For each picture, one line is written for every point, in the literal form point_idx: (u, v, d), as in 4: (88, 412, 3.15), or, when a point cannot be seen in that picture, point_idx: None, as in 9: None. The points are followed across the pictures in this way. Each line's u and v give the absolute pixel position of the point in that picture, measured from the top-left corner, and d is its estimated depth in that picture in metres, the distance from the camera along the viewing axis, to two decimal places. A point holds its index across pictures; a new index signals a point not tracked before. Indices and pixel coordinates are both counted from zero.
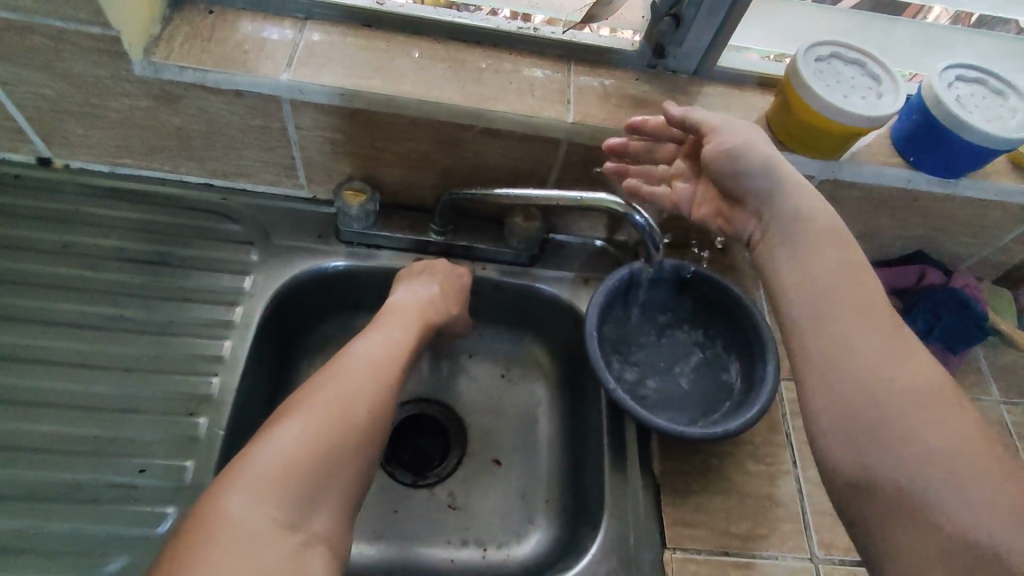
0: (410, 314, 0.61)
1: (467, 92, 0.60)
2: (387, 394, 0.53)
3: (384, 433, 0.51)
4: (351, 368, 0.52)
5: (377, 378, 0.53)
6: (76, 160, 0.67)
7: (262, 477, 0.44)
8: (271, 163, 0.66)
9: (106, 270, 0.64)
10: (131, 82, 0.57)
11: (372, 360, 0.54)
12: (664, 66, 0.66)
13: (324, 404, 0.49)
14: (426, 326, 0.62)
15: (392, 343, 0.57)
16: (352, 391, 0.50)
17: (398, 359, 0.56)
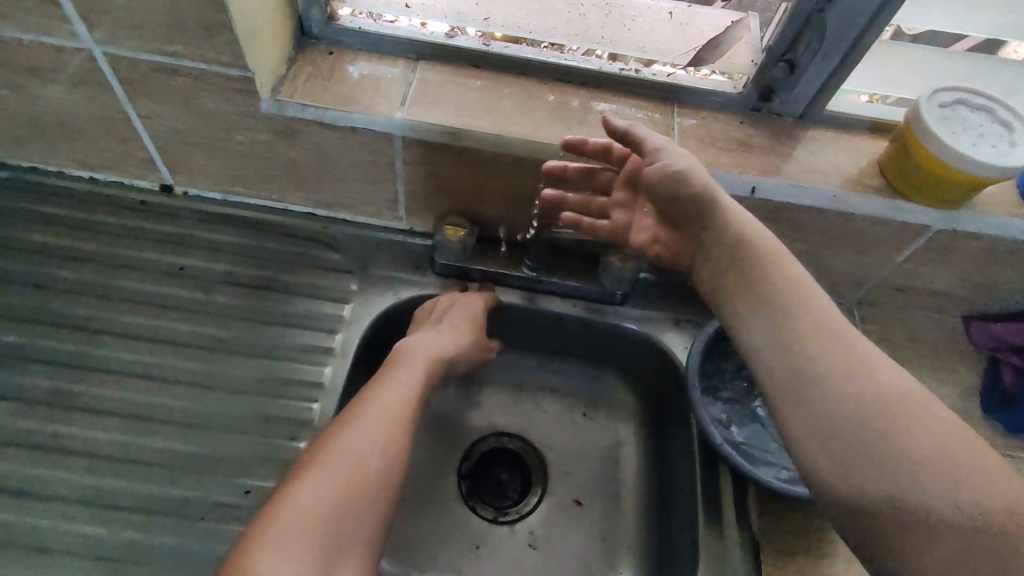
0: (424, 358, 0.61)
1: (572, 133, 0.61)
2: (398, 441, 0.53)
3: (394, 477, 0.52)
4: (364, 419, 0.53)
5: (389, 424, 0.54)
6: (195, 187, 0.71)
7: (287, 535, 0.46)
8: (374, 195, 0.69)
9: (216, 292, 0.67)
10: (256, 118, 0.61)
11: (383, 405, 0.55)
12: (768, 110, 0.65)
13: (338, 457, 0.50)
14: (437, 370, 0.62)
15: (402, 385, 0.57)
16: (366, 438, 0.52)
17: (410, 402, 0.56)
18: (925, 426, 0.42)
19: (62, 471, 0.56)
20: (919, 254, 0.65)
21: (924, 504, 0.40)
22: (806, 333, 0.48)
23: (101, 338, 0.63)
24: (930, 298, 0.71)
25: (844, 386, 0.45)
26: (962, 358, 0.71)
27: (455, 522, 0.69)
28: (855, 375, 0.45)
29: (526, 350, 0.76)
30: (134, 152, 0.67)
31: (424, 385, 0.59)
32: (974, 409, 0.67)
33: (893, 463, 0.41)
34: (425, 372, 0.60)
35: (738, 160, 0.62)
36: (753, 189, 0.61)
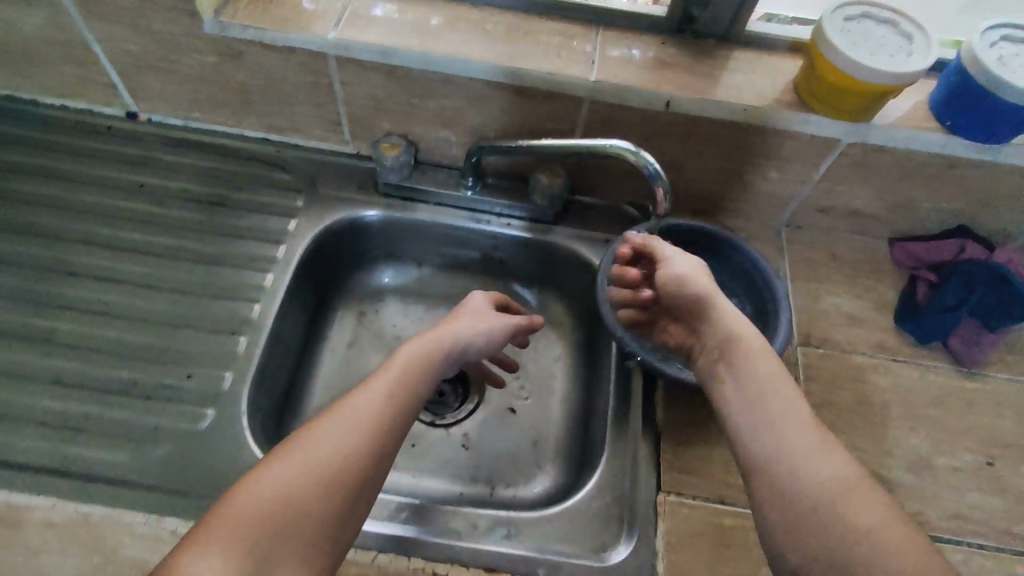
0: (420, 351, 0.55)
1: (495, 51, 0.64)
2: (370, 437, 0.47)
3: (360, 477, 0.45)
4: (351, 415, 0.47)
5: (371, 423, 0.47)
6: (156, 114, 0.76)
7: (237, 527, 0.40)
8: (320, 119, 0.73)
9: (174, 208, 0.73)
10: (202, 39, 0.65)
11: (375, 404, 0.49)
12: (693, 31, 0.68)
13: (301, 450, 0.44)
14: (436, 362, 0.55)
15: (401, 384, 0.51)
16: (348, 438, 0.46)
17: (392, 398, 0.50)
18: (801, 431, 0.45)
19: (23, 354, 0.62)
20: (834, 170, 0.68)
21: (801, 497, 0.42)
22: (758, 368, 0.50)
23: (66, 245, 0.69)
24: (853, 219, 0.74)
25: (756, 396, 0.48)
26: (882, 276, 0.73)
27: None
28: (781, 416, 0.46)
29: (469, 271, 0.81)
30: (96, 77, 0.72)
31: (416, 377, 0.52)
32: (887, 322, 0.70)
33: (781, 460, 0.44)
34: (418, 364, 0.53)
35: (656, 77, 0.64)
36: (668, 104, 0.64)
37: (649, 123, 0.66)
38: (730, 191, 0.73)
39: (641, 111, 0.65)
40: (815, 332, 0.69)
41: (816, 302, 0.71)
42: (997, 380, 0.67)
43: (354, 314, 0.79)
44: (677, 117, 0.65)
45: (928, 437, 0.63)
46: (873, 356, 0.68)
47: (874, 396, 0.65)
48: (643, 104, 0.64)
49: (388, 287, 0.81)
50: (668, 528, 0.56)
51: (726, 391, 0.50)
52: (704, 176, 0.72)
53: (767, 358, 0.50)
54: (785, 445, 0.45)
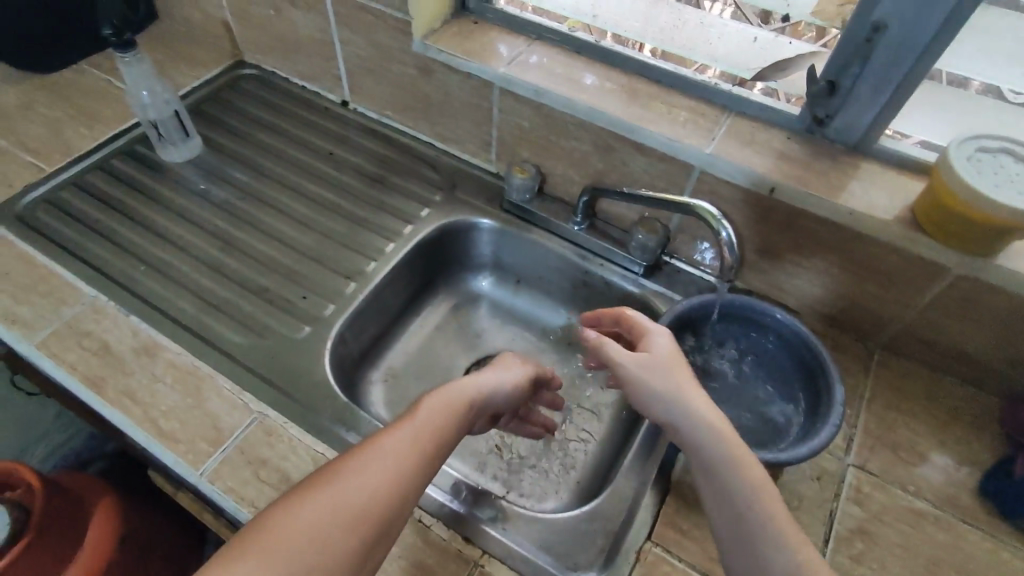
0: (454, 402, 0.55)
1: (629, 109, 0.73)
2: (397, 478, 0.47)
3: (384, 521, 0.45)
4: (379, 459, 0.48)
5: (397, 468, 0.48)
6: (362, 106, 0.97)
7: (265, 560, 0.41)
8: (475, 137, 0.87)
9: (346, 176, 0.91)
10: (409, 54, 0.83)
11: (405, 450, 0.49)
12: (823, 134, 0.70)
13: (334, 489, 0.45)
14: (463, 413, 0.55)
15: (432, 434, 0.51)
16: (377, 481, 0.46)
17: (420, 443, 0.50)
18: (769, 498, 0.46)
19: (206, 245, 0.81)
20: (941, 300, 0.65)
21: None
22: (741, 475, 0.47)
23: (266, 180, 0.90)
24: (958, 361, 0.69)
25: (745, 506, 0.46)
26: (979, 432, 0.67)
27: None
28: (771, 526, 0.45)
29: (557, 299, 0.89)
30: (332, 70, 0.94)
31: (444, 423, 0.53)
32: (967, 480, 0.64)
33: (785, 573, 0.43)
34: (448, 410, 0.54)
35: (769, 163, 0.68)
36: (772, 188, 0.67)
37: (752, 204, 0.70)
38: (824, 294, 0.72)
39: (746, 191, 0.69)
40: (875, 459, 0.65)
41: (888, 431, 0.67)
42: None
43: (449, 304, 0.90)
44: (779, 204, 0.68)
45: None
46: (938, 508, 0.62)
47: (923, 547, 0.59)
48: (749, 183, 0.68)
49: (485, 292, 0.91)
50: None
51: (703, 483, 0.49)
52: (800, 271, 0.72)
53: (715, 424, 0.50)
54: (757, 524, 0.45)
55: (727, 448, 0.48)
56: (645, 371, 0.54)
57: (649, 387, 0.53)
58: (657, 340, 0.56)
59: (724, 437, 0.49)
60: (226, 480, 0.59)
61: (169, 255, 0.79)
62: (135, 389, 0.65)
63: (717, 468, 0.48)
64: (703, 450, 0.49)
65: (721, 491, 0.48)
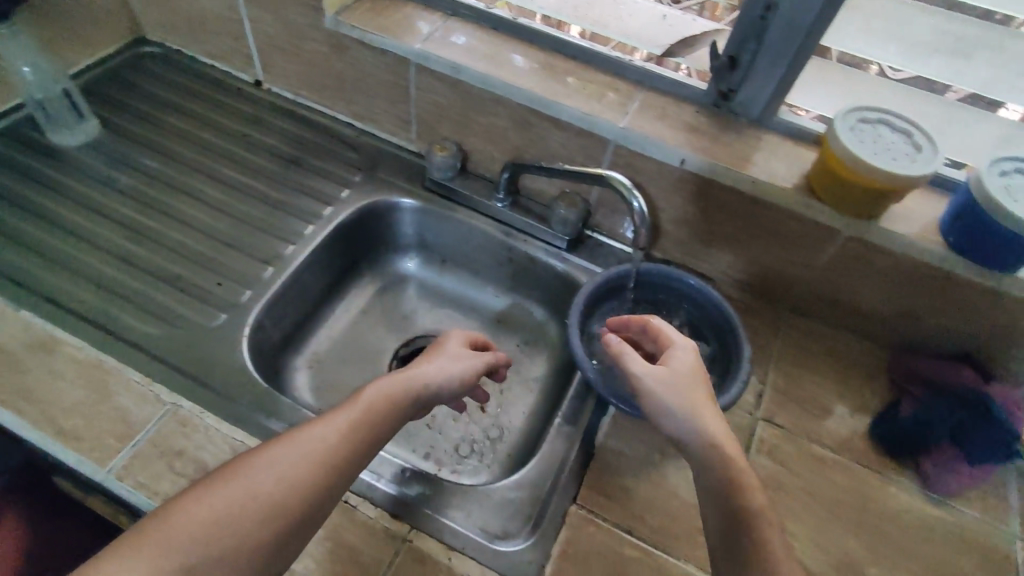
0: (392, 392, 0.54)
1: (545, 85, 0.74)
2: (317, 471, 0.47)
3: (301, 512, 0.45)
4: (304, 449, 0.47)
5: (321, 459, 0.47)
6: (275, 86, 0.93)
7: (169, 544, 0.41)
8: (395, 116, 0.86)
9: (261, 159, 0.87)
10: (320, 31, 0.80)
11: (333, 441, 0.48)
12: (728, 108, 0.73)
13: (251, 477, 0.45)
14: (401, 406, 0.54)
15: (364, 425, 0.51)
16: (299, 472, 0.46)
17: (347, 435, 0.49)
18: (763, 516, 0.46)
19: (108, 233, 0.76)
20: (835, 261, 0.70)
21: None
22: (738, 484, 0.47)
23: (173, 164, 0.85)
24: (853, 318, 0.74)
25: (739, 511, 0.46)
26: (873, 382, 0.73)
27: None
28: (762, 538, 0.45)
29: (484, 278, 0.89)
30: (240, 48, 0.90)
31: (377, 416, 0.52)
32: (862, 426, 0.69)
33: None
34: (385, 401, 0.53)
35: (679, 136, 0.71)
36: (682, 162, 0.70)
37: (663, 176, 0.72)
38: (734, 260, 0.76)
39: (658, 163, 0.71)
40: (782, 412, 0.70)
41: (793, 386, 0.72)
42: (965, 515, 0.64)
43: (375, 287, 0.89)
44: (689, 175, 0.71)
45: (868, 545, 0.61)
46: (837, 453, 0.67)
47: (824, 490, 0.64)
48: (660, 156, 0.70)
49: (412, 273, 0.91)
50: (568, 537, 0.58)
51: (709, 504, 0.48)
52: (711, 239, 0.75)
53: (723, 446, 0.49)
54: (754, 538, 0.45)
55: (730, 463, 0.48)
56: (669, 385, 0.53)
57: (664, 403, 0.52)
58: (684, 357, 0.55)
59: (729, 458, 0.49)
60: (138, 476, 0.57)
61: (67, 244, 0.74)
62: (32, 388, 0.61)
63: (722, 489, 0.47)
64: (710, 465, 0.49)
65: (722, 505, 0.47)
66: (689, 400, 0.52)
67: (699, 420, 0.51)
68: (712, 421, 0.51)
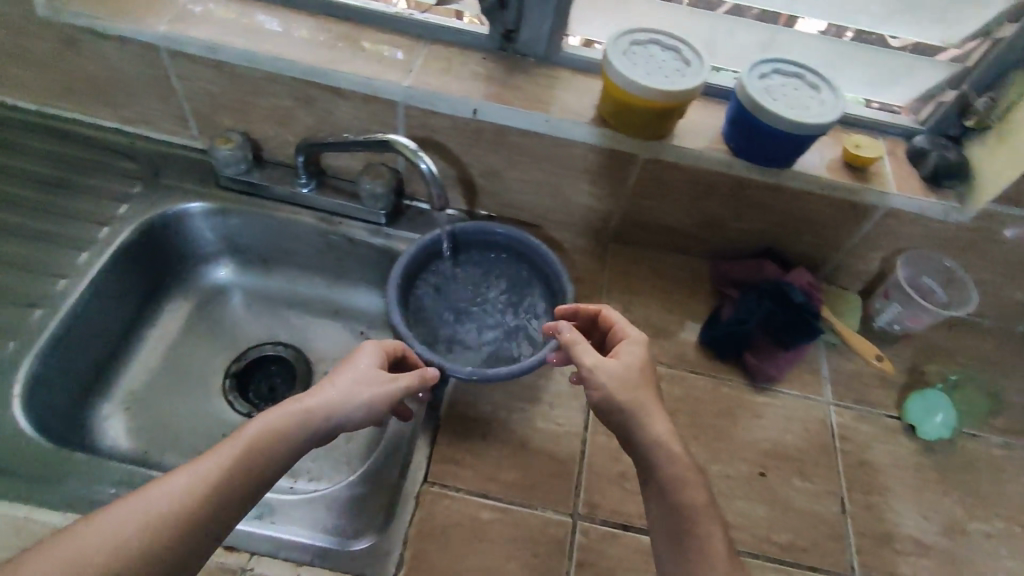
0: (276, 430, 0.49)
1: (317, 53, 0.68)
2: (173, 529, 0.43)
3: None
4: (158, 504, 0.43)
5: (174, 517, 0.43)
6: (14, 99, 0.79)
7: None
8: (165, 112, 0.76)
9: (11, 186, 0.74)
10: (42, 26, 0.68)
11: (194, 493, 0.44)
12: (514, 49, 0.72)
13: (88, 540, 0.41)
14: (285, 445, 0.49)
15: (237, 472, 0.46)
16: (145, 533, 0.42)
17: (217, 487, 0.45)
18: (702, 515, 0.49)
19: None
20: (640, 185, 0.72)
21: None
22: (677, 467, 0.51)
23: None
24: (670, 237, 0.78)
25: (673, 486, 0.50)
26: (696, 294, 0.77)
27: (207, 414, 0.74)
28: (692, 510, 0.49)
29: (312, 270, 0.83)
30: None
31: (258, 461, 0.47)
32: (692, 336, 0.73)
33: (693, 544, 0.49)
34: (269, 441, 0.48)
35: (467, 87, 0.68)
36: (475, 112, 0.68)
37: (461, 131, 0.70)
38: (552, 203, 0.76)
39: (453, 118, 0.69)
40: None
41: (626, 313, 0.74)
42: (787, 396, 0.70)
43: (191, 304, 0.80)
44: (485, 125, 0.69)
45: (707, 446, 0.65)
46: (672, 367, 0.70)
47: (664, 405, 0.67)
48: (452, 111, 0.68)
49: (230, 282, 0.83)
50: (423, 517, 0.57)
51: (654, 496, 0.51)
52: (525, 186, 0.75)
53: (668, 446, 0.51)
54: (683, 509, 0.50)
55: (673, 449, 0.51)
56: (620, 380, 0.52)
57: (614, 398, 0.52)
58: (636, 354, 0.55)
59: (674, 458, 0.51)
60: None
61: None
62: None
63: (663, 478, 0.50)
64: (650, 451, 0.51)
65: (659, 482, 0.51)
66: (639, 398, 0.52)
67: (649, 419, 0.52)
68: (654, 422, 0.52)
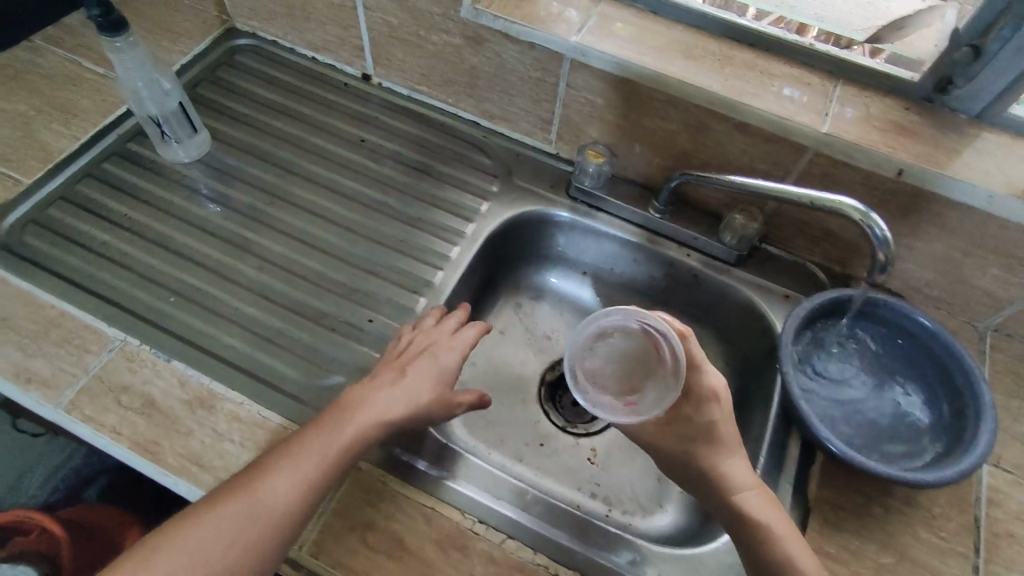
0: (363, 431, 0.52)
1: (727, 84, 0.63)
2: (277, 523, 0.47)
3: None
4: (250, 508, 0.47)
5: (259, 528, 0.46)
6: (388, 80, 0.83)
7: None
8: (534, 114, 0.76)
9: (385, 166, 0.78)
10: (455, 20, 0.69)
11: (284, 504, 0.47)
12: (942, 102, 0.63)
13: (207, 539, 0.45)
14: (375, 443, 0.53)
15: (314, 466, 0.49)
16: (251, 534, 0.46)
17: (311, 480, 0.49)
18: None
19: (242, 265, 0.68)
20: None
21: None
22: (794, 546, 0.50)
23: (290, 177, 0.76)
24: None
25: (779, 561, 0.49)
26: None
27: (528, 419, 0.75)
28: None
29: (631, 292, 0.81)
30: (350, 39, 0.80)
31: (349, 448, 0.51)
32: None
33: None
34: (355, 445, 0.52)
35: (893, 141, 0.60)
36: (899, 172, 0.60)
37: (871, 187, 0.63)
38: (937, 277, 0.68)
39: (868, 174, 0.62)
40: (1008, 452, 0.62)
41: (1014, 420, 0.64)
42: None
43: (513, 303, 0.82)
44: (905, 186, 0.61)
45: None
46: None
47: None
48: (872, 167, 0.61)
49: (551, 287, 0.83)
50: None
51: None
52: (914, 256, 0.67)
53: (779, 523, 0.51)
54: None
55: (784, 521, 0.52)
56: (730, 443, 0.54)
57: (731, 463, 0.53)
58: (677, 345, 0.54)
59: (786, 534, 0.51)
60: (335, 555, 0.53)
61: (196, 277, 0.67)
62: (200, 452, 0.56)
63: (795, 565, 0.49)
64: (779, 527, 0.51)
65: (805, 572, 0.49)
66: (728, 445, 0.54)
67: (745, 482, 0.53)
68: (738, 466, 0.53)
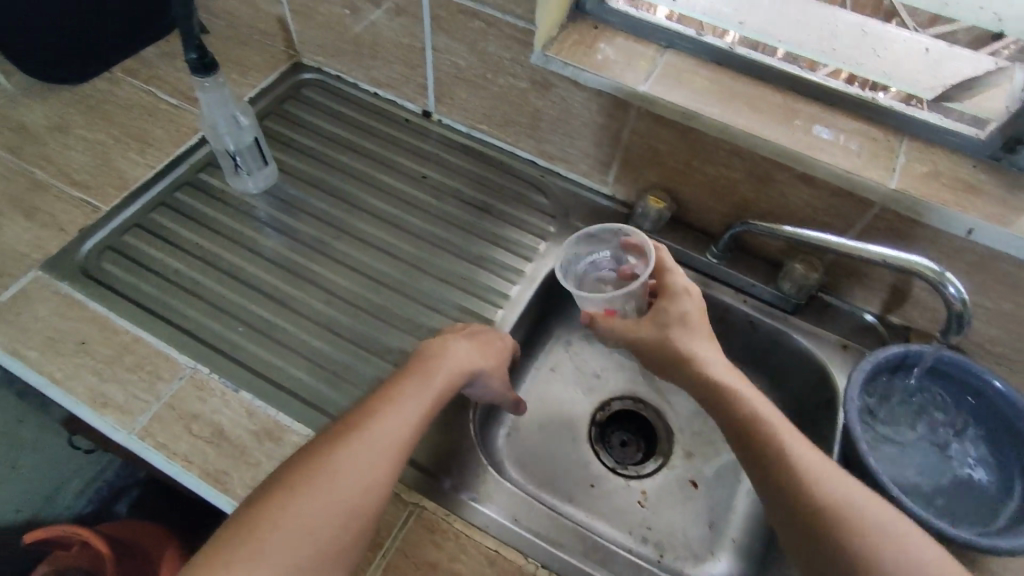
0: (446, 380, 0.57)
1: (795, 136, 0.64)
2: (384, 463, 0.49)
3: (359, 513, 0.47)
4: (360, 447, 0.49)
5: (370, 463, 0.49)
6: (448, 117, 0.85)
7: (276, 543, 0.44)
8: (594, 157, 0.77)
9: (445, 202, 0.80)
10: (523, 65, 0.71)
11: (389, 443, 0.50)
12: (1010, 162, 0.63)
13: (325, 478, 0.47)
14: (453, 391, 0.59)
15: (412, 411, 0.53)
16: (365, 464, 0.49)
17: (414, 422, 0.53)
18: None
19: (308, 297, 0.70)
20: None
21: None
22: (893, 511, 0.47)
23: (353, 211, 0.77)
24: None
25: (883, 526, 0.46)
26: None
27: (578, 459, 0.75)
28: None
29: None
30: (414, 78, 0.82)
31: (439, 396, 0.56)
32: None
33: None
34: (441, 394, 0.57)
35: (963, 199, 0.61)
36: (970, 231, 0.60)
37: (939, 243, 0.63)
38: (1001, 333, 0.67)
39: (936, 230, 0.62)
40: None
41: None
42: None
43: (564, 340, 0.83)
44: (974, 244, 0.61)
45: None
46: None
47: None
48: (941, 224, 0.61)
49: None
50: None
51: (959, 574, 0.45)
52: (978, 312, 0.67)
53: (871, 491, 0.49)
54: None
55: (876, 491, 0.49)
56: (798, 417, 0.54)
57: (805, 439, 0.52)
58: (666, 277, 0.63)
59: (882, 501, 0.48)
60: None
61: (264, 307, 0.68)
62: None
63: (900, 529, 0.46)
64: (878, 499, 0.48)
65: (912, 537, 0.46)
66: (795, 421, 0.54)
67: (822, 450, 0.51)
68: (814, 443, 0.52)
